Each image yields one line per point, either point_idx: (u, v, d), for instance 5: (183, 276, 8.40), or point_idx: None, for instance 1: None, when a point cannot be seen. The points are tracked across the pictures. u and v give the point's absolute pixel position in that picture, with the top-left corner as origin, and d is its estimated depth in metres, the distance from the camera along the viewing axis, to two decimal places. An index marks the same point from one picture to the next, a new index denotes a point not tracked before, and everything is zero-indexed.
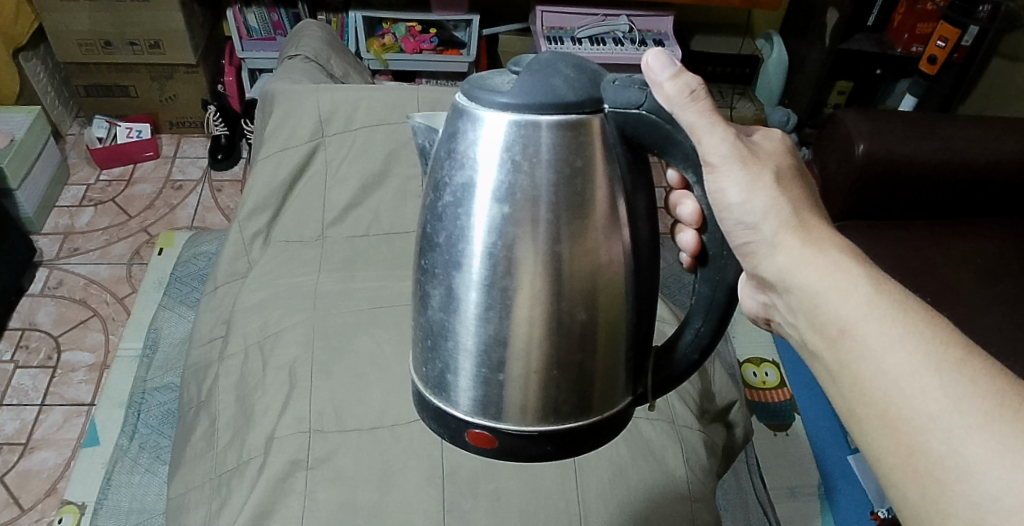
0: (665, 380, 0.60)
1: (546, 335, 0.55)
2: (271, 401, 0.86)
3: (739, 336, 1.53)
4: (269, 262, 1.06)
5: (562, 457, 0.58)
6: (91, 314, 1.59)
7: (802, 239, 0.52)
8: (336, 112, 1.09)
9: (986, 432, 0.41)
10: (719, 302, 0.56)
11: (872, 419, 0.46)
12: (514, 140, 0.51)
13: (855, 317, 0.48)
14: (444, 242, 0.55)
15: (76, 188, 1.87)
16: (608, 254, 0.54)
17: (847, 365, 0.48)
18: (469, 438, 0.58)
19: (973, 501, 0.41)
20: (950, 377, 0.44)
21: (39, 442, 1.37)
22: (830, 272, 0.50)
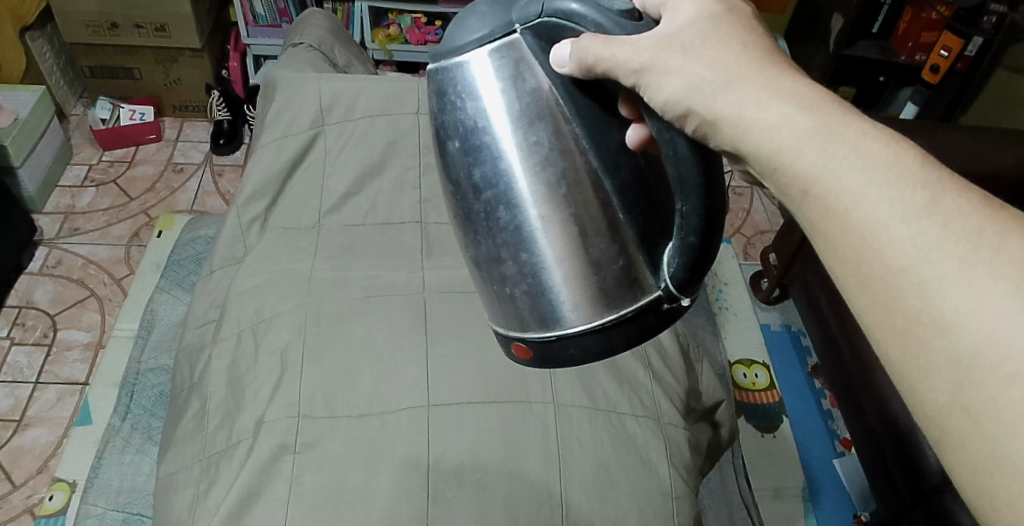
0: (676, 277, 0.52)
1: (517, 252, 0.59)
2: (261, 386, 0.87)
3: (729, 336, 1.54)
4: (266, 247, 1.06)
5: (593, 359, 0.58)
6: (89, 294, 1.60)
7: (755, 86, 0.47)
8: (336, 102, 1.11)
9: (962, 279, 0.40)
10: (691, 177, 0.47)
11: (847, 277, 0.44)
12: (451, 84, 0.57)
13: (817, 171, 0.44)
14: (446, 185, 0.62)
15: (78, 168, 1.88)
16: (561, 167, 0.56)
17: (816, 224, 0.46)
18: (517, 353, 0.63)
19: (955, 355, 0.40)
20: (918, 224, 0.41)
21: (33, 419, 1.39)
22: (778, 126, 0.45)
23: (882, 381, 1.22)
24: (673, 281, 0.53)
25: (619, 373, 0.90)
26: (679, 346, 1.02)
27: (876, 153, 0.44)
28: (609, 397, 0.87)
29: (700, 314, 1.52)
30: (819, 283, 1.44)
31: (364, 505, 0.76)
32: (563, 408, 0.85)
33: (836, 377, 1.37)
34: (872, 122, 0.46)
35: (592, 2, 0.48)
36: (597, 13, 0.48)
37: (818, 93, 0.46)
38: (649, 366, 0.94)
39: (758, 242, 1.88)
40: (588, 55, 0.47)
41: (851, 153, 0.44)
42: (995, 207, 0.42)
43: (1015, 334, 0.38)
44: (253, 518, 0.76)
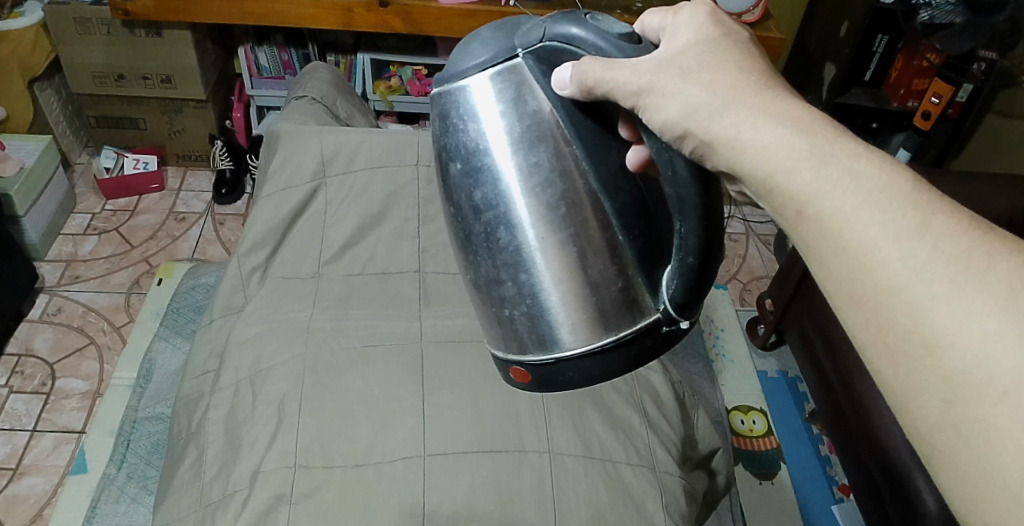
0: (674, 298, 0.55)
1: (517, 274, 0.61)
2: (259, 434, 0.88)
3: (727, 383, 1.55)
4: (265, 297, 1.07)
5: (590, 380, 0.60)
6: (88, 342, 1.60)
7: (755, 108, 0.48)
8: (338, 153, 1.13)
9: (953, 300, 0.40)
10: (689, 198, 0.50)
11: (842, 295, 0.45)
12: (453, 107, 0.59)
13: (809, 193, 0.45)
14: (446, 207, 0.64)
15: (81, 216, 1.91)
16: (562, 190, 0.58)
17: (810, 243, 0.46)
18: (514, 375, 0.65)
19: (945, 375, 0.40)
20: (910, 245, 0.42)
21: (28, 468, 1.38)
22: (774, 148, 0.46)
23: (879, 427, 1.21)
24: (671, 301, 0.56)
25: (615, 421, 0.91)
26: (674, 392, 1.02)
27: (868, 174, 0.44)
28: (603, 445, 0.88)
29: (696, 360, 1.54)
30: (816, 327, 1.44)
31: None
32: (558, 457, 0.85)
33: (834, 423, 1.37)
34: (868, 145, 0.46)
35: (592, 28, 0.51)
36: (597, 37, 0.51)
37: (812, 115, 0.47)
38: (645, 414, 0.94)
39: (754, 287, 1.90)
40: (589, 77, 0.49)
41: (845, 174, 0.44)
42: (981, 227, 0.43)
43: (1004, 356, 0.38)
44: None
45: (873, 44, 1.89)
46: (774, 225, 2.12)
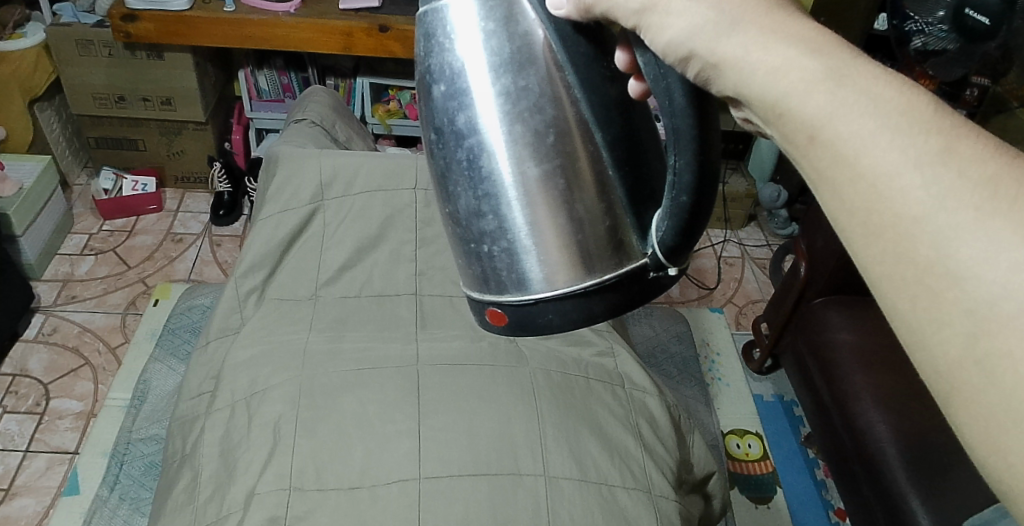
0: (664, 242, 0.53)
1: (498, 207, 0.59)
2: (254, 457, 0.87)
3: (723, 408, 1.56)
4: (261, 319, 1.07)
5: (570, 324, 0.57)
6: (82, 362, 1.60)
7: (764, 27, 0.42)
8: (337, 177, 1.15)
9: (979, 228, 0.36)
10: (683, 127, 0.47)
11: (855, 226, 0.40)
12: (441, 23, 0.57)
13: (820, 120, 0.40)
14: (428, 135, 0.62)
15: (79, 236, 1.91)
16: (551, 117, 0.55)
17: (821, 172, 0.41)
18: (489, 318, 0.62)
19: (969, 308, 0.36)
20: (933, 172, 0.37)
21: (21, 488, 1.37)
22: (784, 71, 0.41)
23: (875, 452, 1.21)
24: (661, 246, 0.53)
25: (612, 446, 0.91)
26: (671, 419, 1.02)
27: (888, 96, 0.39)
28: (597, 468, 0.88)
29: (691, 384, 1.56)
30: (811, 353, 1.45)
31: None
32: (555, 481, 0.85)
33: (830, 448, 1.36)
34: (886, 69, 0.41)
35: None
36: None
37: (821, 36, 0.42)
38: (642, 439, 0.95)
39: (750, 311, 1.91)
40: None
41: (862, 95, 0.39)
42: (1007, 153, 0.38)
43: None
44: None
45: None
46: (770, 249, 2.13)
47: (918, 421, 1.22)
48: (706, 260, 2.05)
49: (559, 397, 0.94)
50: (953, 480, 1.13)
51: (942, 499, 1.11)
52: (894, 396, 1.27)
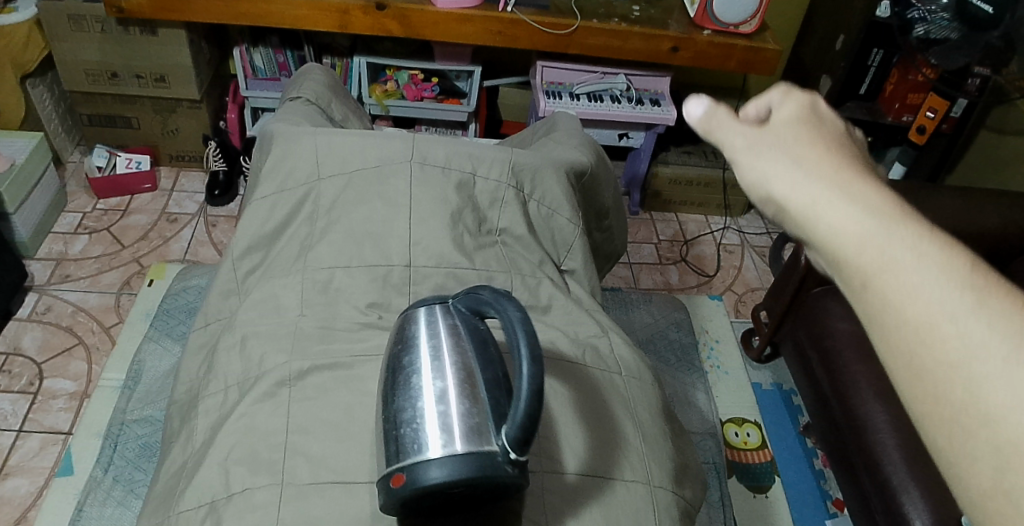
0: (511, 440, 0.64)
1: (414, 428, 0.68)
2: (239, 443, 0.80)
3: (721, 395, 1.57)
4: (255, 302, 0.98)
5: (444, 488, 0.65)
6: (76, 342, 1.58)
7: (794, 162, 0.46)
8: (332, 155, 1.07)
9: (994, 343, 0.37)
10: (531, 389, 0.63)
11: (891, 337, 0.40)
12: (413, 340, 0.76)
13: (874, 267, 0.41)
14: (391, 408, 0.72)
15: (72, 215, 1.88)
16: (465, 375, 0.71)
17: (854, 285, 0.42)
18: (393, 484, 0.66)
19: (985, 415, 0.36)
20: (952, 292, 0.39)
21: (14, 468, 1.34)
22: (804, 186, 0.45)
23: (874, 443, 1.20)
24: (509, 444, 0.64)
25: (607, 438, 0.86)
26: (666, 403, 0.99)
27: (901, 223, 0.41)
28: (594, 462, 0.84)
29: (689, 372, 1.58)
30: (812, 342, 1.43)
31: None
32: (554, 473, 0.81)
33: (829, 438, 1.36)
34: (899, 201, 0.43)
35: None
36: None
37: (849, 174, 0.45)
38: (638, 425, 0.90)
39: (749, 299, 1.89)
40: None
41: (867, 215, 0.42)
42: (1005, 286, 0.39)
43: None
44: None
45: (868, 59, 1.90)
46: (770, 237, 2.11)
47: None
48: (705, 248, 2.04)
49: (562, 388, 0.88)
50: None
51: (939, 488, 1.11)
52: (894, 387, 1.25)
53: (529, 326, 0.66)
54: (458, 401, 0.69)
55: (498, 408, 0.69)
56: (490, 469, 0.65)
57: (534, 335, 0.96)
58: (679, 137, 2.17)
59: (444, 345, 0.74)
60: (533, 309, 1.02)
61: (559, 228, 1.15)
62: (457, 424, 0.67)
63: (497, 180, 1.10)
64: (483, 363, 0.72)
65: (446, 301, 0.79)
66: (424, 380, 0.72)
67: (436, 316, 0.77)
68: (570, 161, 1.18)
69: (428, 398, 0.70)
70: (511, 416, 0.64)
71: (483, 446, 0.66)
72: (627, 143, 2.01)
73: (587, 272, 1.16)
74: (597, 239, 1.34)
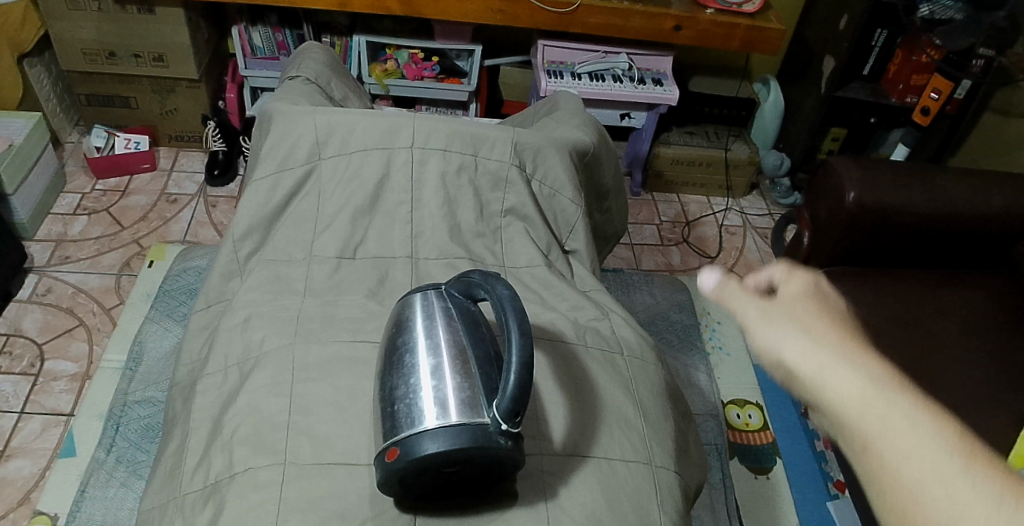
0: (503, 407, 0.64)
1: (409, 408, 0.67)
2: (240, 425, 0.80)
3: (723, 377, 1.57)
4: (255, 284, 0.96)
5: (440, 458, 0.64)
6: (77, 323, 1.57)
7: (792, 327, 0.52)
8: (332, 134, 1.05)
9: (982, 505, 0.38)
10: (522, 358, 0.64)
11: (876, 490, 0.43)
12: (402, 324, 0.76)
13: (874, 431, 0.43)
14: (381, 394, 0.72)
15: (71, 196, 1.87)
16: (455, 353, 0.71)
17: (846, 436, 0.45)
18: (387, 461, 0.65)
19: None
20: (940, 450, 0.41)
21: (16, 450, 1.34)
22: (801, 350, 0.50)
23: None
24: (501, 412, 0.64)
25: (607, 417, 0.84)
26: (668, 384, 0.97)
27: (886, 385, 0.45)
28: (594, 441, 0.81)
29: (691, 353, 1.58)
30: None
31: None
32: (551, 454, 0.79)
33: None
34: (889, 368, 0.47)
35: None
36: None
37: (847, 343, 0.49)
38: (639, 406, 0.88)
39: None
40: None
41: (856, 377, 0.46)
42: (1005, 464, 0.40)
43: None
44: None
45: (871, 39, 1.88)
46: (772, 219, 2.10)
47: None
48: (707, 229, 2.03)
49: (563, 370, 0.88)
50: None
51: None
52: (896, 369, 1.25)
53: (519, 305, 0.68)
54: (451, 376, 0.68)
55: (490, 382, 0.68)
56: (483, 440, 0.64)
57: (536, 316, 0.94)
58: (680, 118, 2.15)
59: (437, 321, 0.74)
60: (535, 290, 1.01)
61: (561, 209, 1.14)
62: (451, 397, 0.67)
63: (500, 159, 1.09)
64: (474, 340, 0.72)
65: (440, 286, 0.78)
66: (419, 358, 0.71)
67: (431, 299, 0.76)
68: (573, 141, 1.17)
69: (422, 375, 0.69)
70: (502, 388, 0.64)
71: (476, 418, 0.65)
72: (629, 123, 1.99)
73: (589, 252, 1.15)
74: (597, 220, 1.33)
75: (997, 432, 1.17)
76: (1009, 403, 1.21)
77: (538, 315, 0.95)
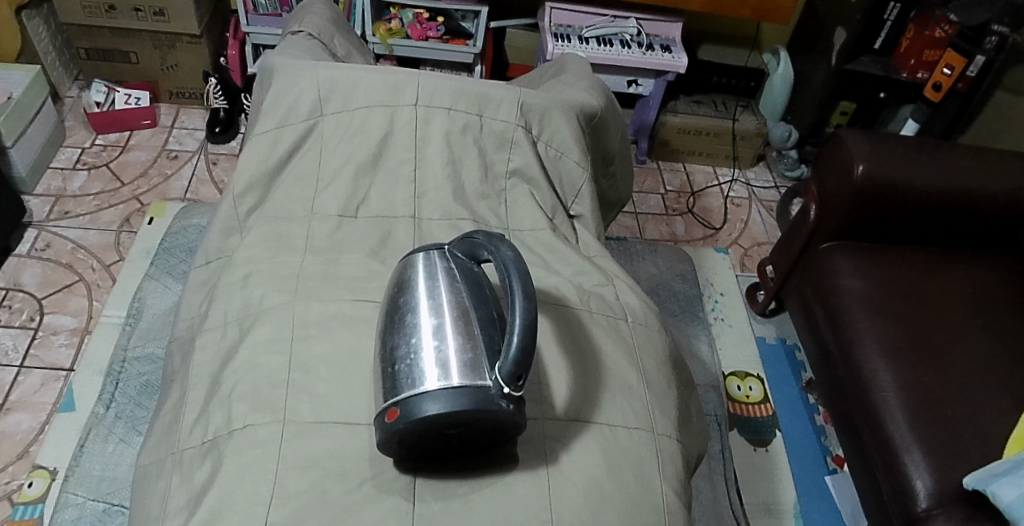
0: (507, 371, 0.63)
1: (411, 371, 0.66)
2: (239, 382, 0.79)
3: (724, 348, 1.56)
4: (256, 240, 0.95)
5: (442, 421, 0.63)
6: (77, 279, 1.56)
7: None
8: (335, 90, 1.03)
9: None
10: (526, 323, 0.63)
11: None
12: (405, 286, 0.74)
13: None
14: (383, 355, 0.71)
15: (71, 151, 1.85)
16: (457, 315, 0.70)
17: None
18: (389, 420, 0.65)
19: None
20: None
21: (16, 403, 1.34)
22: None
23: (877, 401, 1.19)
24: (503, 376, 0.63)
25: (610, 383, 0.84)
26: (671, 352, 0.96)
27: None
28: (596, 407, 0.81)
29: (693, 323, 1.58)
30: (817, 297, 1.42)
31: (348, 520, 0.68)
32: (553, 419, 0.79)
33: (832, 395, 1.36)
34: None
35: None
36: None
37: None
38: (643, 373, 0.87)
39: (755, 253, 1.86)
40: None
41: None
42: None
43: None
44: None
45: (884, 13, 1.84)
46: (777, 191, 2.08)
47: (922, 373, 1.20)
48: (712, 200, 2.00)
49: (566, 336, 0.87)
50: (951, 434, 1.13)
51: (944, 451, 1.11)
52: (900, 346, 1.24)
53: (522, 266, 0.67)
54: (453, 337, 0.67)
55: (492, 344, 0.67)
56: (484, 402, 0.63)
57: (539, 281, 0.93)
58: (688, 86, 2.11)
59: (440, 281, 0.73)
60: (539, 254, 0.99)
61: (566, 172, 1.11)
62: (452, 358, 0.66)
63: (506, 120, 1.07)
64: (477, 302, 0.70)
65: (442, 247, 0.77)
66: (421, 317, 0.70)
67: (433, 259, 0.75)
68: (580, 103, 1.14)
69: (423, 334, 0.68)
70: (505, 351, 0.63)
71: (478, 381, 0.64)
72: (637, 90, 1.95)
73: (594, 218, 1.13)
74: (602, 185, 1.31)
75: (1000, 411, 1.16)
76: (1012, 381, 1.21)
77: (542, 278, 0.93)
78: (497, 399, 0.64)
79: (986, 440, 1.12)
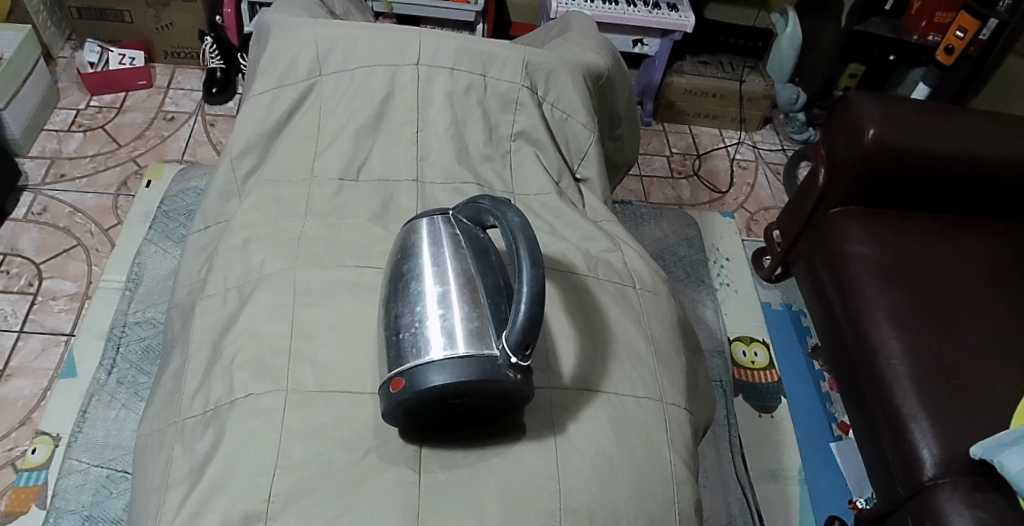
0: (514, 340, 0.61)
1: (416, 340, 0.65)
2: (241, 349, 0.78)
3: (730, 314, 1.55)
4: (255, 204, 0.92)
5: (449, 390, 0.62)
6: (75, 243, 1.54)
7: None
8: (334, 49, 1.00)
9: None
10: (533, 293, 0.61)
11: None
12: (409, 251, 0.72)
13: None
14: (386, 323, 0.69)
15: (66, 112, 1.81)
16: (462, 281, 0.68)
17: None
18: (394, 389, 0.63)
19: None
20: None
21: (16, 370, 1.34)
22: None
23: (885, 369, 1.18)
24: (510, 344, 0.61)
25: (618, 352, 0.82)
26: (679, 319, 0.94)
27: None
28: (604, 376, 0.79)
29: (700, 289, 1.56)
30: (825, 264, 1.40)
31: (354, 490, 0.68)
32: (560, 388, 0.77)
33: (839, 362, 1.34)
34: None
35: None
36: None
37: None
38: (651, 341, 0.86)
39: (762, 217, 1.84)
40: None
41: None
42: None
43: None
44: (223, 499, 0.67)
45: None
46: (784, 154, 2.04)
47: (931, 340, 1.19)
48: (718, 163, 1.97)
49: (573, 304, 0.85)
50: (959, 402, 1.12)
51: (951, 419, 1.10)
52: (908, 313, 1.23)
53: (529, 232, 0.65)
54: (459, 305, 0.66)
55: (499, 312, 0.65)
56: (492, 373, 0.62)
57: (544, 246, 0.91)
58: (695, 46, 2.06)
59: (444, 248, 0.71)
60: (545, 219, 0.97)
61: (573, 133, 1.08)
62: (458, 327, 0.64)
63: (511, 81, 1.04)
64: (483, 269, 0.69)
65: (446, 212, 0.75)
66: (425, 285, 0.68)
67: (438, 224, 0.73)
68: (587, 63, 1.11)
69: (428, 302, 0.67)
70: (512, 320, 0.61)
71: (484, 350, 0.63)
72: (642, 50, 1.90)
73: (600, 181, 1.10)
74: (608, 147, 1.28)
75: (1008, 379, 1.15)
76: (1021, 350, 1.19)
77: (549, 244, 0.91)
78: (505, 370, 0.62)
79: (994, 409, 1.11)
